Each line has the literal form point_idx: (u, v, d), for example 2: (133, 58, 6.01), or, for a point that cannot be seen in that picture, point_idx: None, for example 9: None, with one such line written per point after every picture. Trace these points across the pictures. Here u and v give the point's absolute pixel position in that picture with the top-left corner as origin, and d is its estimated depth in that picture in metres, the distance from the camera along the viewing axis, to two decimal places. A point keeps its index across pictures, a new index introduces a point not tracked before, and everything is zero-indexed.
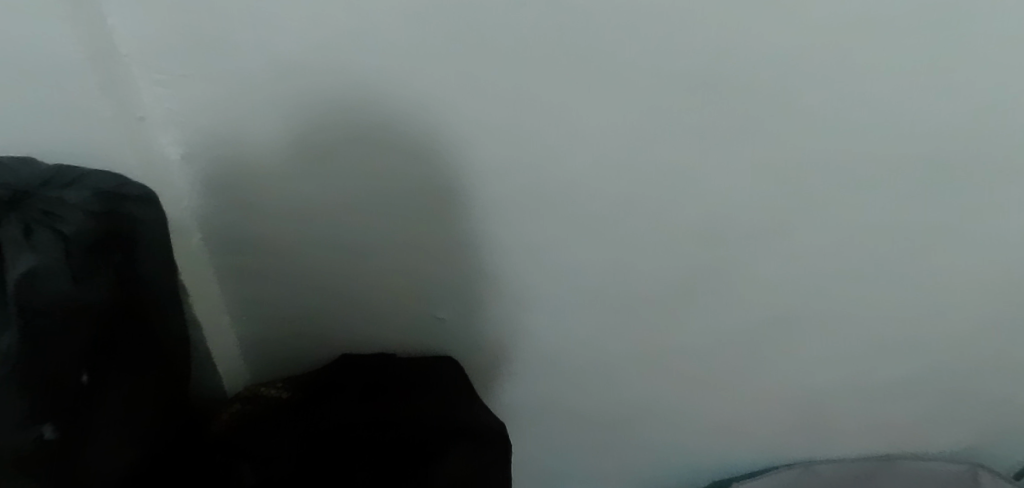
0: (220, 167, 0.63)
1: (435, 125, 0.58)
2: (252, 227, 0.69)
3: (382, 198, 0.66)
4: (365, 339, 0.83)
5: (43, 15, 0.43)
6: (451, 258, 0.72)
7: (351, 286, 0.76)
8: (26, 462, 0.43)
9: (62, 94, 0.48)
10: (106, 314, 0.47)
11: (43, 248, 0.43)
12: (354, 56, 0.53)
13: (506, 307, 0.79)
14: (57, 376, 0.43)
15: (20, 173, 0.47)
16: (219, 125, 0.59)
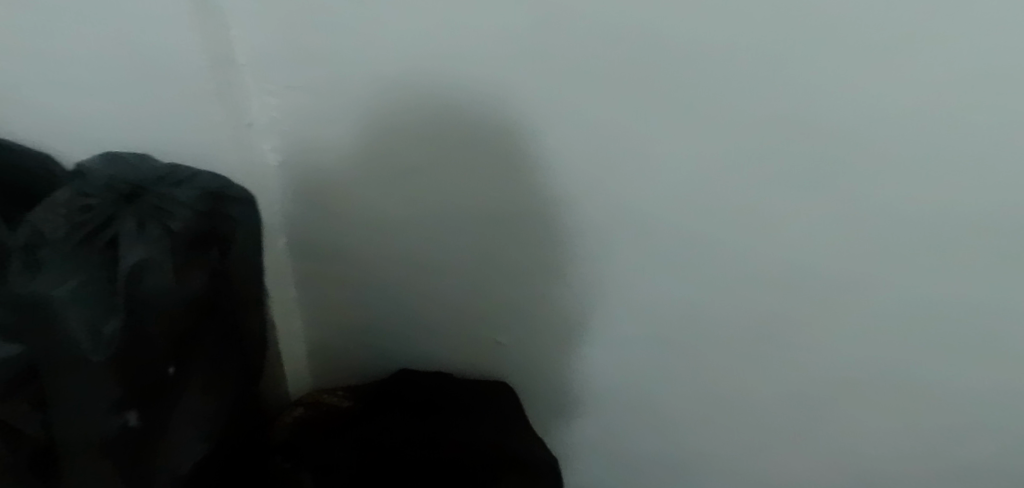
0: (313, 176, 0.65)
1: (524, 150, 0.58)
2: (334, 235, 0.71)
3: (462, 217, 0.67)
4: (427, 356, 0.83)
5: (174, 18, 0.46)
6: (522, 282, 0.72)
7: (419, 302, 0.76)
8: (111, 444, 0.46)
9: (183, 94, 0.51)
10: (200, 308, 0.49)
11: (152, 241, 0.45)
12: (457, 74, 0.53)
13: (568, 338, 0.77)
14: (146, 366, 0.45)
15: (139, 170, 0.50)
16: (316, 135, 0.61)
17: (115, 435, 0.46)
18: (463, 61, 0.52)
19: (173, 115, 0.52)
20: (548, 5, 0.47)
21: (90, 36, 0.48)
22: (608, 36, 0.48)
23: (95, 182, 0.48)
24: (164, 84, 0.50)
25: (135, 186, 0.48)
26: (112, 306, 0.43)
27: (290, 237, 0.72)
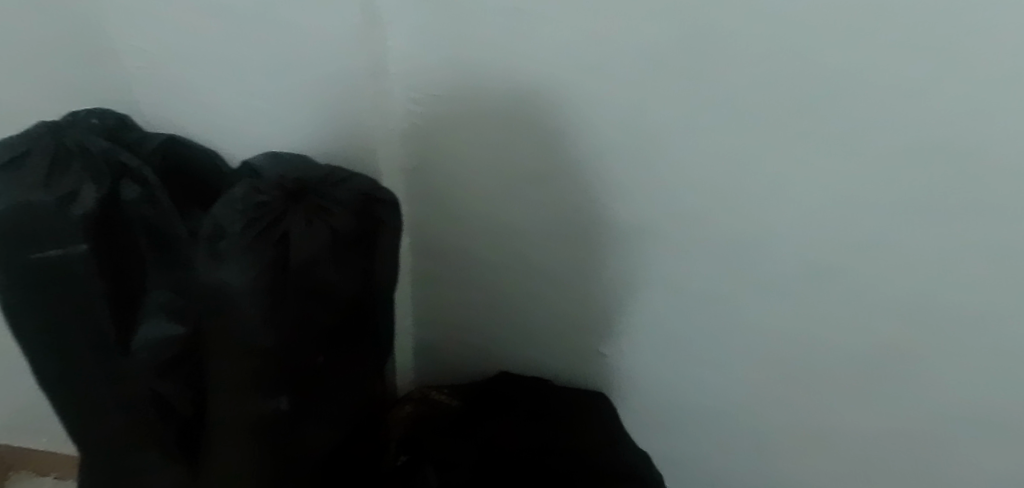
0: (442, 179, 0.67)
1: (657, 159, 0.59)
2: (452, 239, 0.72)
3: (583, 225, 0.68)
4: (529, 360, 0.83)
5: (341, 26, 0.48)
6: (634, 291, 0.72)
7: (526, 308, 0.77)
8: (268, 420, 0.53)
9: (338, 98, 0.53)
10: (349, 303, 0.52)
11: (317, 240, 0.48)
12: (598, 82, 0.55)
13: (670, 351, 0.77)
14: (299, 355, 0.51)
15: (303, 169, 0.52)
16: (451, 140, 0.63)
17: (270, 414, 0.53)
18: (613, 70, 0.53)
19: (326, 118, 0.54)
20: (703, 18, 0.47)
21: (256, 44, 0.49)
22: (760, 52, 0.48)
23: (265, 180, 0.50)
24: (321, 90, 0.52)
25: (300, 185, 0.50)
26: (281, 299, 0.48)
27: (410, 239, 0.74)
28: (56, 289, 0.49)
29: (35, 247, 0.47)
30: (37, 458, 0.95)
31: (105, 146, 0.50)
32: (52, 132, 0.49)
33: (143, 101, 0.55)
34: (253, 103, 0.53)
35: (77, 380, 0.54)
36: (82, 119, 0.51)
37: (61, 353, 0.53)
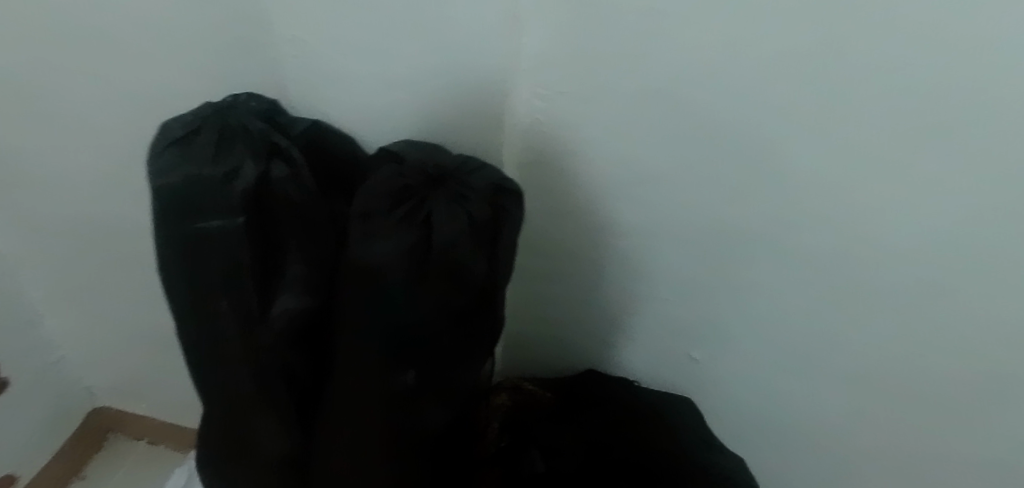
0: (555, 175, 0.67)
1: (777, 158, 0.60)
2: (556, 235, 0.74)
3: (690, 226, 0.68)
4: (617, 358, 0.84)
5: (495, 13, 0.51)
6: (735, 294, 0.72)
7: (620, 307, 0.78)
8: (393, 394, 0.56)
9: (482, 86, 0.56)
10: (478, 288, 0.54)
11: (457, 223, 0.51)
12: (729, 79, 0.56)
13: (766, 359, 0.77)
14: (430, 333, 0.53)
15: (440, 157, 0.56)
16: (572, 137, 0.64)
17: (397, 388, 0.56)
18: (751, 69, 0.55)
19: (465, 106, 0.56)
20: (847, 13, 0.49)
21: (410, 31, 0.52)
22: (903, 44, 0.49)
23: (409, 165, 0.53)
24: (466, 78, 0.54)
25: (440, 171, 0.53)
26: (423, 279, 0.50)
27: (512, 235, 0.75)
28: (212, 257, 0.53)
29: (199, 216, 0.51)
30: (133, 422, 0.99)
31: (264, 128, 0.54)
32: (218, 113, 0.53)
33: (292, 88, 0.58)
34: (398, 95, 0.56)
35: (218, 345, 0.58)
36: (244, 101, 0.55)
37: (208, 318, 0.57)
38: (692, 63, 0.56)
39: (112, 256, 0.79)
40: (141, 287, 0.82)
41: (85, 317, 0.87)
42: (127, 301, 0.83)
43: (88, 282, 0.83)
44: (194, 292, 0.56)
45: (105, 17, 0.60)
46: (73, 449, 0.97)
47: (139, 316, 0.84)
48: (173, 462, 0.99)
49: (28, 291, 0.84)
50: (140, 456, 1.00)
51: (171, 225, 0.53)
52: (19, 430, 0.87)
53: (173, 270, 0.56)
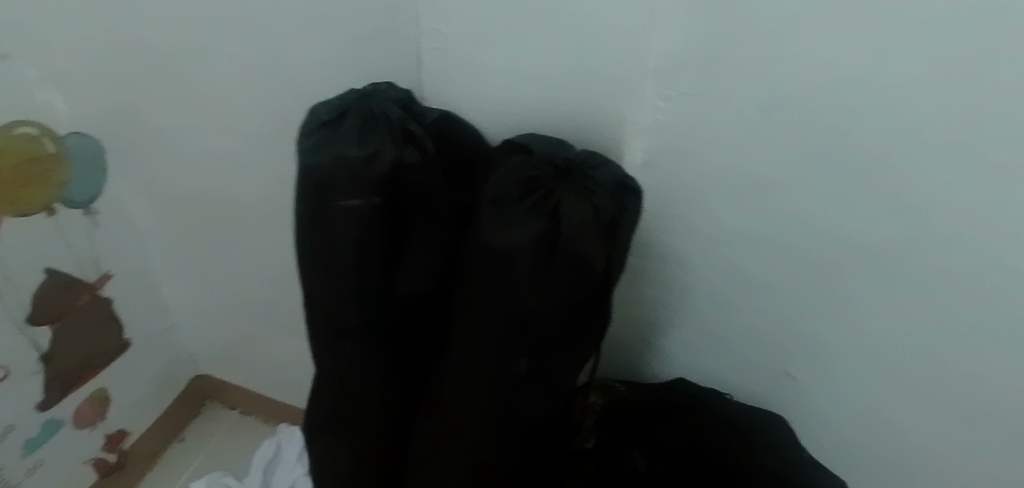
0: (669, 183, 0.63)
1: (925, 184, 0.52)
2: (669, 247, 0.69)
3: (815, 248, 0.61)
4: (715, 374, 0.79)
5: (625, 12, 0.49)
6: (857, 324, 0.66)
7: (725, 323, 0.73)
8: (504, 380, 0.57)
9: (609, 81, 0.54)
10: (597, 281, 0.55)
11: (584, 214, 0.52)
12: (875, 95, 0.49)
13: (882, 393, 0.70)
14: (548, 322, 0.55)
15: (566, 151, 0.57)
16: (687, 147, 0.60)
17: (508, 375, 0.57)
18: (909, 88, 0.47)
19: (594, 99, 0.56)
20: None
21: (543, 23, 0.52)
22: None
23: (538, 157, 0.55)
24: (593, 73, 0.54)
25: (568, 165, 0.55)
26: (548, 267, 0.52)
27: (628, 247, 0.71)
28: (347, 233, 0.56)
29: (340, 194, 0.54)
30: (233, 393, 1.05)
31: (402, 115, 0.57)
32: (361, 99, 0.57)
33: (427, 78, 0.61)
34: (528, 90, 0.58)
35: (340, 319, 0.61)
36: (384, 89, 0.58)
37: (334, 292, 0.60)
38: (851, 73, 0.48)
39: (229, 233, 0.84)
40: (251, 264, 0.86)
41: (200, 289, 0.92)
42: (238, 276, 0.88)
43: (205, 256, 0.88)
44: (324, 266, 0.59)
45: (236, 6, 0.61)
46: (177, 413, 1.02)
47: (248, 291, 0.89)
48: (265, 433, 1.04)
49: (152, 260, 0.91)
50: (235, 425, 1.05)
51: (312, 200, 0.56)
52: (138, 393, 0.93)
53: (307, 245, 0.59)
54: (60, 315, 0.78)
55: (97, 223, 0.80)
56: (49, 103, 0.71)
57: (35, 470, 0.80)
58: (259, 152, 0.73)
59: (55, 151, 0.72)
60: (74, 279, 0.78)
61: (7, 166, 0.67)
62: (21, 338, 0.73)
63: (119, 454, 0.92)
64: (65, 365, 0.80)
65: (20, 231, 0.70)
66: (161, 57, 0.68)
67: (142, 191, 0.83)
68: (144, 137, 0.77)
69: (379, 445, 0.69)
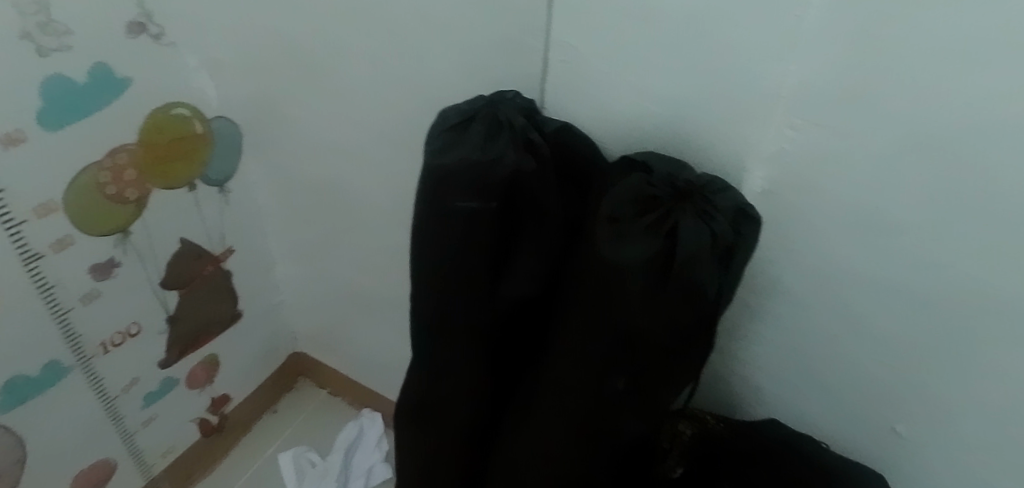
0: (790, 217, 0.59)
1: None
2: (780, 285, 0.65)
3: (950, 306, 0.55)
4: (815, 423, 0.74)
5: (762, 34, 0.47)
6: (990, 395, 0.58)
7: (835, 374, 0.68)
8: (598, 394, 0.57)
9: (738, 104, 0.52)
10: (706, 309, 0.54)
11: (701, 239, 0.51)
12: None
13: (1012, 469, 0.61)
14: (650, 343, 0.54)
15: (686, 172, 0.56)
16: (814, 183, 0.56)
17: (603, 390, 0.57)
18: None
19: (720, 121, 0.54)
20: None
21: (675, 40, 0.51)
22: None
23: (658, 176, 0.54)
24: (721, 95, 0.52)
25: (689, 186, 0.54)
26: (657, 288, 0.52)
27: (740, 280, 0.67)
28: (462, 234, 0.57)
29: (460, 195, 0.56)
30: (325, 373, 1.11)
31: (525, 123, 0.58)
32: (489, 106, 0.59)
33: (549, 89, 0.61)
34: (650, 107, 0.57)
35: (443, 316, 0.63)
36: (511, 97, 0.60)
37: (441, 288, 0.62)
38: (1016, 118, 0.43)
39: (341, 220, 0.89)
40: (358, 252, 0.90)
41: (308, 270, 0.98)
42: (345, 262, 0.93)
43: (316, 240, 0.93)
44: (434, 263, 0.61)
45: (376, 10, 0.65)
46: (274, 384, 1.08)
47: (352, 277, 0.94)
48: (350, 414, 1.09)
49: (268, 239, 0.97)
50: (323, 404, 1.11)
51: (432, 198, 0.58)
52: (244, 361, 1.00)
53: (421, 240, 0.61)
54: (190, 281, 0.85)
55: (228, 200, 0.87)
56: (202, 89, 0.78)
57: (150, 422, 0.85)
58: (379, 147, 0.77)
59: (202, 133, 0.79)
60: (204, 250, 0.86)
61: (163, 143, 0.75)
62: (155, 298, 0.80)
63: (220, 417, 0.98)
64: (188, 328, 0.86)
65: (165, 202, 0.77)
66: (301, 52, 0.73)
67: (267, 174, 0.89)
68: (276, 125, 0.83)
69: (463, 441, 0.70)
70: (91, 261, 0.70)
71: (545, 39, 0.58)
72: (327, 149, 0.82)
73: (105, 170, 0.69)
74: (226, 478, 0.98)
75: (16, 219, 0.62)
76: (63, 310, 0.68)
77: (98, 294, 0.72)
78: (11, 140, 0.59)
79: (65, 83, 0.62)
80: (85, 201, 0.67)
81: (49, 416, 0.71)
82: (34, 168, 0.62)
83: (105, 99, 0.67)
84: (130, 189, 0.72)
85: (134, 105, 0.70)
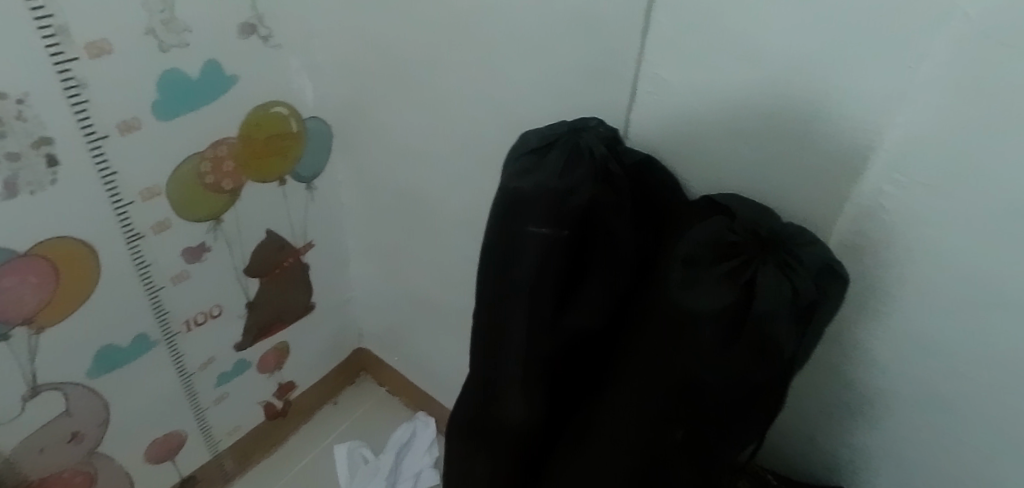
0: (884, 286, 0.53)
1: None
2: (866, 355, 0.58)
3: None
4: None
5: (879, 75, 0.43)
6: None
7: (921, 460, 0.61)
8: (653, 444, 0.54)
9: (841, 149, 0.48)
10: (780, 370, 0.49)
11: (780, 295, 0.47)
12: None
13: None
14: (714, 397, 0.51)
15: (771, 220, 0.52)
16: (918, 248, 0.50)
17: (658, 439, 0.54)
18: None
19: (818, 167, 0.50)
20: None
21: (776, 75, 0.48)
22: None
23: (741, 223, 0.51)
24: (823, 136, 0.48)
25: (773, 236, 0.50)
26: (727, 342, 0.48)
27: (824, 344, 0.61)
28: (529, 260, 0.56)
29: (532, 221, 0.55)
30: (386, 372, 1.14)
31: (605, 154, 0.57)
32: (571, 132, 0.58)
33: (637, 117, 0.60)
34: (741, 147, 0.54)
35: (503, 339, 0.62)
36: (594, 126, 0.59)
37: (503, 309, 0.61)
38: None
39: (415, 227, 0.90)
40: (428, 260, 0.92)
41: (380, 270, 1.01)
42: (415, 268, 0.95)
43: (390, 243, 0.96)
44: (500, 285, 0.60)
45: (472, 25, 0.66)
46: (337, 377, 1.12)
47: (420, 283, 0.96)
48: (405, 415, 1.12)
49: (346, 236, 1.00)
50: (380, 401, 1.14)
51: (504, 221, 0.58)
52: (312, 351, 1.04)
53: (489, 261, 0.61)
54: (271, 271, 0.89)
55: (313, 196, 0.91)
56: (301, 89, 0.81)
57: (221, 400, 0.90)
58: (460, 159, 0.78)
59: (296, 131, 0.83)
60: (287, 242, 0.90)
61: (262, 137, 0.79)
62: (237, 283, 0.84)
63: (285, 402, 1.02)
64: (264, 314, 0.91)
65: (257, 194, 0.81)
66: (396, 60, 0.75)
67: (351, 175, 0.93)
68: (365, 129, 0.86)
69: (510, 467, 0.69)
70: (185, 244, 0.74)
71: (637, 66, 0.56)
72: (410, 156, 0.83)
73: (206, 160, 0.73)
74: (284, 462, 1.03)
75: (124, 200, 0.66)
76: (156, 287, 0.73)
77: (187, 275, 0.77)
78: (127, 127, 0.63)
79: (179, 77, 0.66)
80: (185, 188, 0.71)
81: (134, 384, 0.76)
82: (146, 152, 0.66)
83: (212, 94, 0.70)
84: (227, 181, 0.76)
85: (237, 102, 0.73)
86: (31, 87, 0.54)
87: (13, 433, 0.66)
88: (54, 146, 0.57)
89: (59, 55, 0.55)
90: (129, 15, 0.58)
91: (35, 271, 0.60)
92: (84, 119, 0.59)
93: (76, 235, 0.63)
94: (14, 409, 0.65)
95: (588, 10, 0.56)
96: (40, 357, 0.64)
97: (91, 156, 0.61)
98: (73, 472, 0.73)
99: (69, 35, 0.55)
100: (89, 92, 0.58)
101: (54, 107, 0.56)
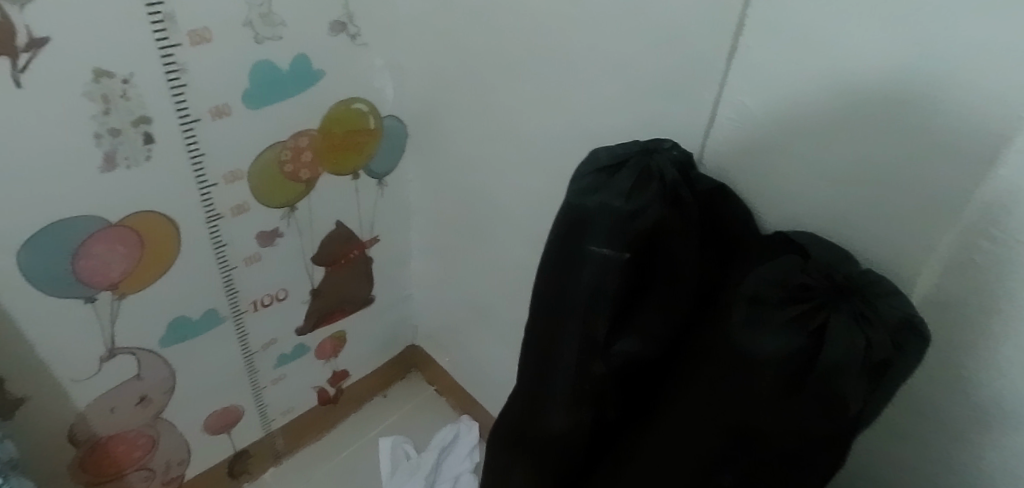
0: (979, 353, 0.48)
1: None
2: (949, 427, 0.53)
3: None
4: None
5: (994, 115, 0.39)
6: None
7: None
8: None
9: (945, 196, 0.43)
10: (845, 430, 0.45)
11: (852, 349, 0.43)
12: None
13: None
14: (768, 449, 0.47)
15: (849, 266, 0.48)
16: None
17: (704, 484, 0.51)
18: None
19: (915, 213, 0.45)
20: None
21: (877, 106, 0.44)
22: None
23: (816, 266, 0.48)
24: (923, 178, 0.44)
25: (850, 284, 0.46)
26: (789, 392, 0.45)
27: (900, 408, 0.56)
28: (588, 280, 0.55)
29: (594, 240, 0.53)
30: (436, 371, 1.15)
31: (676, 178, 0.54)
32: (642, 153, 0.56)
33: (716, 141, 0.57)
34: (822, 186, 0.50)
35: (554, 355, 0.61)
36: (668, 147, 0.56)
37: (556, 327, 0.60)
38: None
39: (477, 232, 0.91)
40: (488, 267, 0.92)
41: (440, 271, 1.02)
42: (474, 273, 0.95)
43: (452, 245, 0.97)
44: (555, 301, 0.59)
45: (555, 34, 0.65)
46: (388, 370, 1.14)
47: (477, 288, 0.96)
48: (449, 417, 1.13)
49: (410, 234, 1.02)
50: (426, 400, 1.15)
51: (566, 237, 0.56)
52: (367, 343, 1.06)
53: (546, 275, 0.60)
54: (336, 261, 0.92)
55: (383, 193, 0.93)
56: (382, 87, 0.84)
57: (278, 380, 0.93)
58: (528, 169, 0.77)
59: (373, 128, 0.85)
60: (354, 235, 0.92)
61: (341, 132, 0.81)
62: (303, 270, 0.87)
63: (337, 389, 1.05)
64: (326, 302, 0.94)
65: (330, 186, 0.84)
66: (477, 66, 0.75)
67: (421, 175, 0.94)
68: (439, 131, 0.87)
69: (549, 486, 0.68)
70: (259, 229, 0.78)
71: (718, 90, 0.54)
72: (479, 162, 0.84)
73: (287, 149, 0.76)
74: (330, 448, 1.06)
75: (209, 181, 0.69)
76: (229, 267, 0.77)
77: (259, 258, 0.80)
78: (218, 112, 0.66)
79: (270, 68, 0.69)
80: (265, 174, 0.75)
81: (201, 356, 0.80)
82: (234, 137, 0.69)
83: (299, 86, 0.73)
84: (304, 170, 0.79)
85: (322, 97, 0.76)
86: (137, 69, 0.57)
87: (90, 390, 0.70)
88: (151, 126, 0.61)
89: (165, 41, 0.58)
90: (231, 7, 0.62)
91: (124, 241, 0.64)
92: (181, 102, 0.62)
93: (163, 211, 0.66)
94: (93, 367, 0.69)
95: (675, 27, 0.54)
96: (120, 320, 0.69)
97: (183, 137, 0.64)
98: (138, 432, 0.78)
99: (175, 22, 0.58)
100: (188, 76, 0.62)
101: (156, 89, 0.60)
